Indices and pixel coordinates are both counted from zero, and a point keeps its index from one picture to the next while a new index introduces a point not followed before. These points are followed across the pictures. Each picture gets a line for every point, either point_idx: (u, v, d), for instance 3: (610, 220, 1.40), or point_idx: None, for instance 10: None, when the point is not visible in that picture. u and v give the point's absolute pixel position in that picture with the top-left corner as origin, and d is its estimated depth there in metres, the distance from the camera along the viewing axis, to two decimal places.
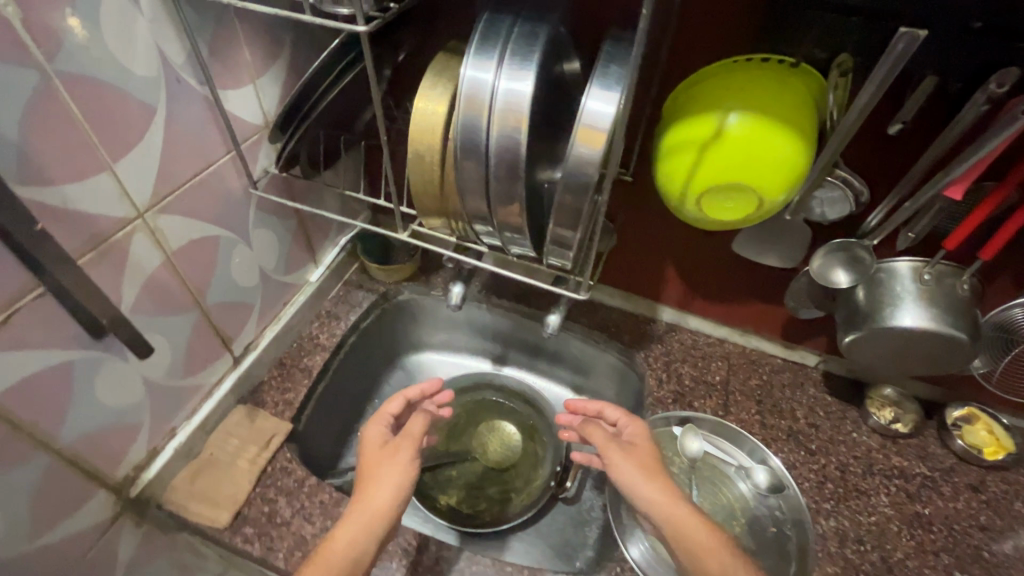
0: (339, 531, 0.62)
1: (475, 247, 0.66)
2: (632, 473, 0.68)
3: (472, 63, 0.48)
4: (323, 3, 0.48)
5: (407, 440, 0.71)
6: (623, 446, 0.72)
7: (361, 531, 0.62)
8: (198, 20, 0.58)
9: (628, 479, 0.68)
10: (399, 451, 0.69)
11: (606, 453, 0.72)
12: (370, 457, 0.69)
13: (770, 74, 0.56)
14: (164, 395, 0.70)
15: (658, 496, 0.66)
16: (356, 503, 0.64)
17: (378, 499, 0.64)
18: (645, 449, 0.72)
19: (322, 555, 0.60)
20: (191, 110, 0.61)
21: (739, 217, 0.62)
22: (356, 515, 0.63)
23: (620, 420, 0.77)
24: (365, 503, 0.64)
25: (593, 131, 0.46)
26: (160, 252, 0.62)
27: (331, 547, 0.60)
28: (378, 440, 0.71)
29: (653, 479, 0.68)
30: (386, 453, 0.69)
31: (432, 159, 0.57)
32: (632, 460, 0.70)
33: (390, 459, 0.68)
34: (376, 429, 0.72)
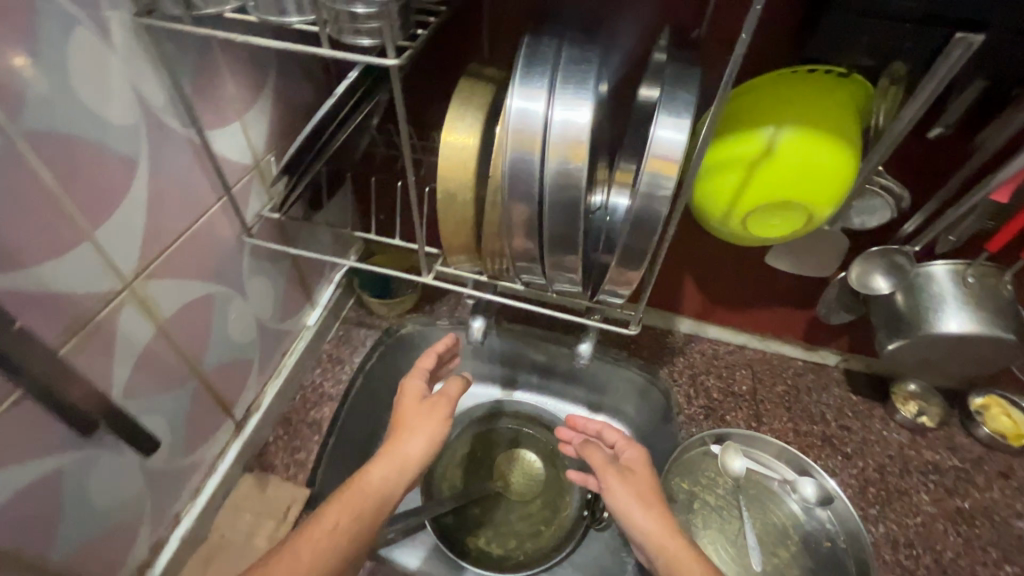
0: (372, 466, 0.55)
1: (508, 285, 0.60)
2: (629, 499, 0.58)
3: (518, 92, 0.43)
4: (343, 35, 0.42)
5: (448, 396, 0.62)
6: (620, 470, 0.62)
7: (395, 472, 0.56)
8: (180, 55, 0.50)
9: (621, 506, 0.58)
10: (439, 406, 0.61)
11: (601, 475, 0.62)
12: (407, 409, 0.61)
13: (819, 85, 0.53)
14: (163, 482, 0.63)
15: (651, 527, 0.57)
16: (391, 443, 0.57)
17: (413, 444, 0.57)
18: (645, 476, 0.61)
19: (355, 488, 0.53)
20: (176, 159, 0.53)
21: (783, 233, 0.59)
22: (390, 454, 0.56)
23: (619, 441, 0.67)
24: (401, 445, 0.57)
25: (665, 160, 0.41)
26: (152, 322, 0.54)
27: (364, 482, 0.54)
28: (418, 392, 0.63)
29: (648, 506, 0.58)
30: (426, 406, 0.61)
31: (465, 199, 0.51)
32: (628, 485, 0.60)
33: (428, 410, 0.60)
34: (416, 382, 0.64)
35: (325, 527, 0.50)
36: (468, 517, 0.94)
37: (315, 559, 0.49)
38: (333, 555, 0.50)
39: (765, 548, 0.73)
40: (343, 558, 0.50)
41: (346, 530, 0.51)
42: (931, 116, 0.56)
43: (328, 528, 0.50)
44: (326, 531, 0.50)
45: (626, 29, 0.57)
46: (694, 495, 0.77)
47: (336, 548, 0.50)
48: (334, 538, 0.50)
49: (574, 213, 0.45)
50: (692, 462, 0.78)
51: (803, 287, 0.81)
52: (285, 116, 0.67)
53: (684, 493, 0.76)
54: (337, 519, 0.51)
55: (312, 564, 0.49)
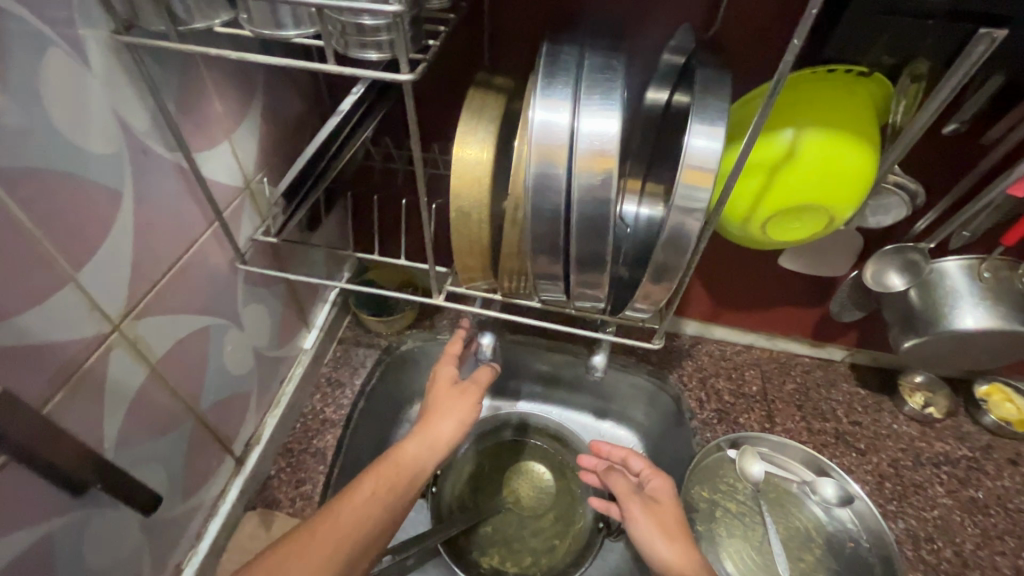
0: (406, 442, 0.59)
1: (524, 302, 0.58)
2: (652, 530, 0.59)
3: (541, 104, 0.40)
4: (349, 48, 0.38)
5: (478, 383, 0.66)
6: (645, 500, 0.62)
7: (428, 449, 0.59)
8: (163, 73, 0.46)
9: (643, 536, 0.59)
10: (469, 392, 0.64)
11: (625, 504, 0.62)
12: (439, 392, 0.64)
13: (838, 85, 0.52)
14: (162, 532, 0.58)
15: (674, 558, 0.56)
16: (423, 422, 0.61)
17: (442, 426, 0.61)
18: (670, 508, 0.62)
19: (390, 461, 0.57)
20: (163, 186, 0.49)
21: (801, 237, 0.58)
22: (422, 432, 0.60)
23: (645, 471, 0.67)
24: (434, 424, 0.60)
25: (700, 172, 0.39)
26: (144, 365, 0.50)
27: (399, 455, 0.58)
28: (449, 377, 0.66)
29: (672, 538, 0.58)
30: (459, 391, 0.64)
31: (480, 217, 0.48)
32: (653, 517, 0.60)
33: (460, 395, 0.64)
34: (448, 366, 0.66)
35: (363, 493, 0.54)
36: (479, 535, 0.90)
37: (354, 524, 0.52)
38: (370, 520, 0.53)
39: (790, 552, 0.72)
40: (379, 524, 0.53)
41: (381, 498, 0.54)
42: (946, 112, 0.56)
43: (366, 495, 0.54)
44: (364, 497, 0.54)
45: (636, 32, 0.55)
46: (715, 502, 0.75)
47: (372, 514, 0.53)
48: (371, 504, 0.54)
49: (602, 229, 0.42)
50: (711, 468, 0.77)
51: (812, 285, 0.80)
52: (273, 133, 0.63)
53: (705, 501, 0.75)
54: (374, 488, 0.55)
55: (351, 527, 0.52)
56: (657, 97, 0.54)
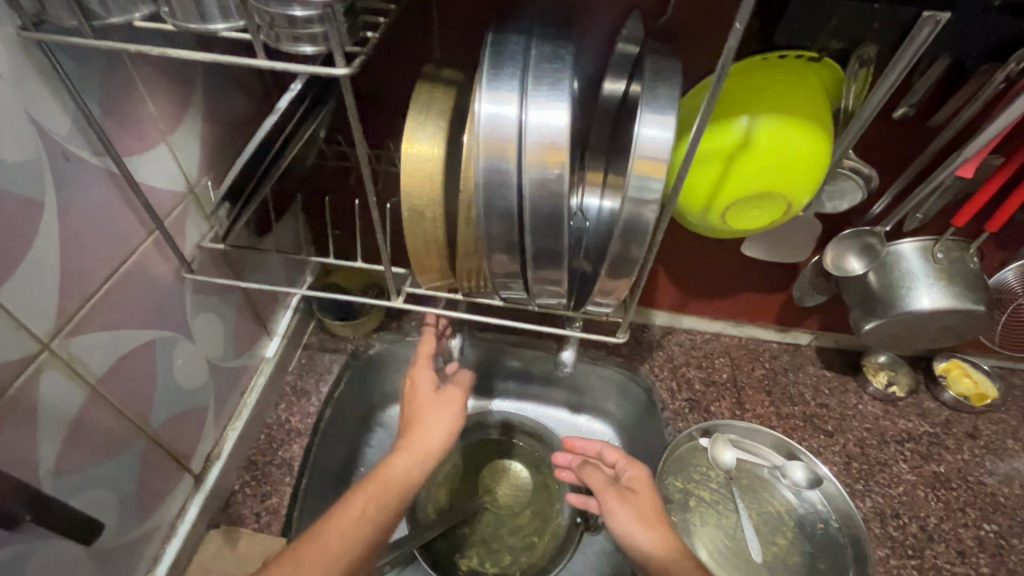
0: (395, 459, 0.57)
1: (486, 300, 0.56)
2: (631, 520, 0.58)
3: (486, 96, 0.39)
4: (280, 42, 0.36)
5: (461, 387, 0.65)
6: (621, 491, 0.62)
7: (417, 462, 0.58)
8: (82, 73, 0.43)
9: (624, 529, 0.58)
10: (453, 398, 0.63)
11: (601, 497, 0.62)
12: (421, 402, 0.63)
13: (789, 71, 0.52)
14: (113, 558, 0.55)
15: (654, 546, 0.56)
16: (411, 436, 0.60)
17: (431, 437, 0.60)
18: (647, 497, 0.61)
19: (379, 478, 0.56)
20: (92, 195, 0.46)
21: (760, 225, 0.58)
22: (411, 446, 0.59)
23: (620, 461, 0.67)
24: (423, 437, 0.59)
25: (653, 162, 0.38)
26: (81, 386, 0.47)
27: (388, 472, 0.56)
28: (431, 382, 0.64)
29: (651, 525, 0.58)
30: (442, 399, 0.63)
31: (434, 215, 0.47)
32: (630, 507, 0.60)
33: (443, 403, 0.63)
34: (426, 373, 0.65)
35: (352, 514, 0.53)
36: (457, 537, 0.89)
37: (343, 547, 0.51)
38: (360, 542, 0.52)
39: (763, 538, 0.73)
40: (368, 543, 0.53)
41: (371, 517, 0.54)
42: (896, 96, 0.56)
43: (357, 514, 0.53)
44: (354, 516, 0.53)
45: (587, 18, 0.53)
46: (689, 491, 0.76)
47: (363, 535, 0.53)
48: (362, 523, 0.53)
49: (557, 225, 0.41)
50: (684, 458, 0.78)
51: (776, 271, 0.81)
52: (217, 134, 0.60)
53: (679, 491, 0.75)
54: (363, 508, 0.54)
55: (342, 550, 0.51)
56: (614, 88, 0.53)
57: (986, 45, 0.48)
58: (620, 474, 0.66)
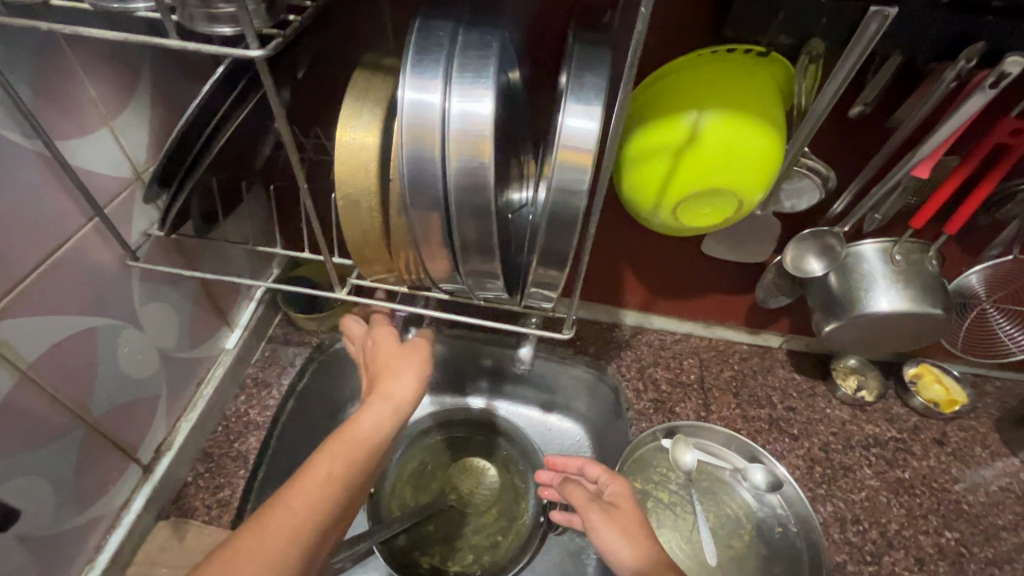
0: (363, 415, 0.56)
1: (431, 293, 0.55)
2: (617, 537, 0.57)
3: (410, 83, 0.38)
4: (195, 21, 0.36)
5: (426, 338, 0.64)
6: (604, 507, 0.61)
7: (386, 416, 0.57)
8: (11, 54, 0.43)
9: (609, 545, 0.57)
10: (418, 348, 0.63)
11: (584, 514, 0.61)
12: (385, 357, 0.62)
13: (737, 66, 0.51)
14: (49, 547, 0.55)
15: (637, 559, 0.55)
16: (377, 392, 0.58)
17: (398, 389, 0.59)
18: (629, 510, 0.61)
19: (345, 437, 0.54)
20: (23, 177, 0.45)
21: (715, 222, 0.57)
22: (378, 399, 0.57)
23: (601, 477, 0.67)
24: (389, 390, 0.58)
25: (577, 152, 0.37)
26: (9, 370, 0.47)
27: (356, 428, 0.54)
28: (392, 338, 0.64)
29: (635, 539, 0.57)
30: (406, 351, 0.62)
31: (369, 205, 0.46)
32: (615, 523, 0.59)
33: (408, 354, 0.62)
34: (388, 329, 0.64)
35: (320, 474, 0.50)
36: (420, 534, 0.88)
37: (310, 507, 0.49)
38: (329, 501, 0.50)
39: (719, 541, 0.72)
40: (339, 502, 0.50)
41: (339, 476, 0.51)
42: (851, 94, 0.55)
43: (321, 476, 0.50)
44: (321, 478, 0.50)
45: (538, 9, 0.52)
46: (647, 493, 0.75)
47: (332, 495, 0.50)
48: (330, 484, 0.50)
49: (484, 216, 0.41)
50: (643, 459, 0.77)
51: (741, 272, 0.80)
52: (166, 120, 0.59)
53: (638, 493, 0.74)
54: (330, 468, 0.51)
55: (308, 513, 0.48)
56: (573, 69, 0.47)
57: (932, 42, 0.47)
58: (601, 490, 0.66)
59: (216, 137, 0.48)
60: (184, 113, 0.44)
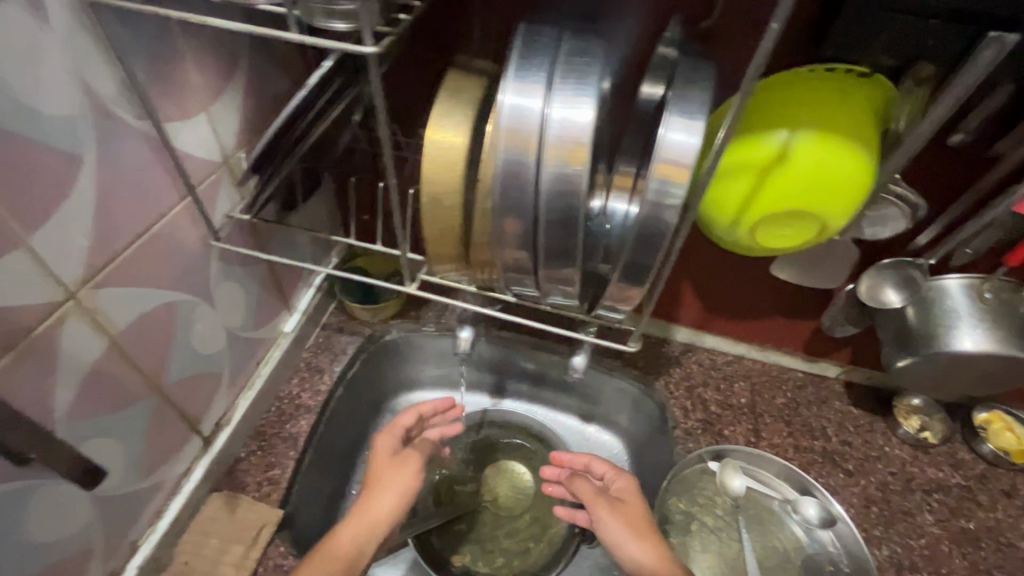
0: (341, 528, 0.57)
1: (498, 295, 0.56)
2: (621, 530, 0.58)
3: (511, 87, 0.38)
4: (313, 16, 0.37)
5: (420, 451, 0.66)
6: (611, 501, 0.62)
7: (366, 531, 0.58)
8: (133, 38, 0.45)
9: (615, 538, 0.58)
10: (410, 461, 0.64)
11: (592, 509, 0.62)
12: (379, 464, 0.64)
13: (835, 87, 0.49)
14: (118, 509, 0.57)
15: (645, 557, 0.56)
16: (360, 503, 0.60)
17: (381, 503, 0.60)
18: (637, 506, 0.61)
19: (326, 553, 0.55)
20: (132, 155, 0.47)
21: (793, 245, 0.56)
22: (360, 514, 0.59)
23: (607, 473, 0.67)
24: (371, 504, 0.60)
25: (675, 166, 0.37)
26: (101, 336, 0.49)
27: (334, 541, 0.56)
28: (389, 447, 0.66)
29: (642, 537, 0.58)
30: (397, 462, 0.64)
31: (452, 204, 0.47)
32: (622, 517, 0.60)
33: (401, 465, 0.63)
34: (389, 437, 0.67)
35: None
36: (451, 532, 0.86)
37: None
38: None
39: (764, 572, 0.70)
40: None
41: None
42: (953, 120, 0.53)
43: None
44: None
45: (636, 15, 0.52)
46: (691, 515, 0.73)
47: None
48: None
49: (570, 225, 0.40)
50: (690, 480, 0.75)
51: (805, 297, 0.78)
52: (255, 109, 0.62)
53: (681, 513, 0.73)
54: None
55: None
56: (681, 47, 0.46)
57: None
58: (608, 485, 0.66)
59: (312, 129, 0.56)
60: (291, 96, 0.54)
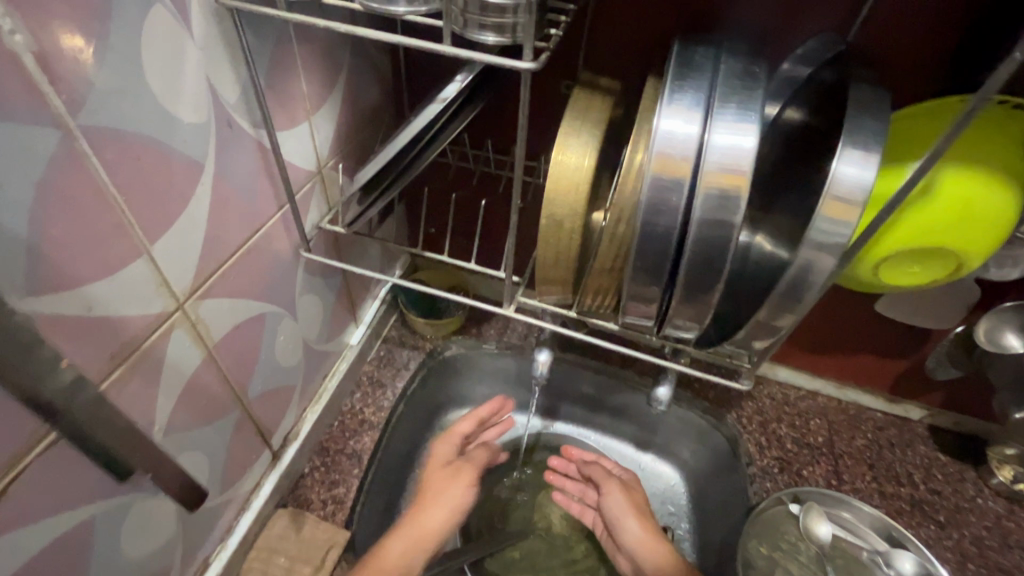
0: (393, 540, 0.59)
1: (599, 322, 0.53)
2: (624, 506, 0.70)
3: (666, 111, 0.36)
4: (467, 28, 0.35)
5: (474, 463, 0.68)
6: (621, 481, 0.74)
7: (416, 542, 0.59)
8: (257, 44, 0.44)
9: (617, 509, 0.70)
10: (464, 473, 0.66)
11: (603, 483, 0.73)
12: (433, 475, 0.65)
13: (988, 119, 0.46)
14: (196, 524, 0.56)
15: (640, 530, 0.68)
16: (414, 514, 0.61)
17: (433, 518, 0.61)
18: (639, 494, 0.73)
19: (376, 563, 0.56)
20: (244, 164, 0.46)
21: (916, 282, 0.53)
22: (412, 524, 0.60)
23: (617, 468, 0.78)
24: (425, 518, 0.61)
25: (844, 204, 0.35)
26: (201, 348, 0.47)
27: (384, 554, 0.57)
28: (444, 457, 0.68)
29: (639, 516, 0.70)
30: (451, 473, 0.65)
31: (573, 227, 0.44)
32: (624, 494, 0.72)
33: (455, 478, 0.65)
34: (445, 446, 0.69)
35: None
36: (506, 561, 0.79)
37: None
38: None
39: None
40: None
41: None
42: None
43: None
44: None
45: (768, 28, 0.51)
46: (775, 562, 0.69)
47: None
48: None
49: (718, 257, 0.38)
50: (772, 523, 0.71)
51: (901, 334, 0.73)
52: (350, 120, 0.60)
53: (764, 559, 0.69)
54: None
55: None
56: (795, 71, 0.47)
57: None
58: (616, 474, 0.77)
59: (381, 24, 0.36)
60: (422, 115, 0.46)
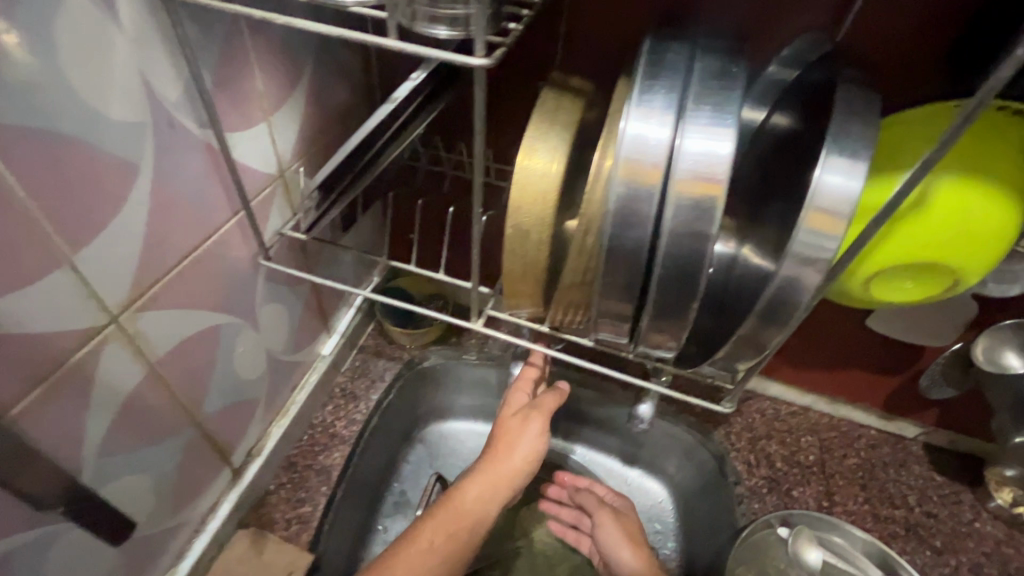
0: (467, 487, 0.57)
1: (572, 338, 0.49)
2: (619, 538, 0.67)
3: (635, 113, 0.33)
4: (415, 21, 0.32)
5: (546, 408, 0.61)
6: (612, 510, 0.70)
7: (490, 490, 0.57)
8: (202, 39, 0.41)
9: (611, 542, 0.67)
10: (538, 418, 0.60)
11: (596, 514, 0.70)
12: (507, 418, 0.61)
13: (983, 124, 0.43)
14: (143, 549, 0.53)
15: (635, 561, 0.65)
16: (487, 460, 0.58)
17: (507, 465, 0.58)
18: (632, 522, 0.70)
19: (452, 505, 0.56)
20: (191, 167, 0.43)
21: (909, 299, 0.50)
22: (484, 472, 0.58)
23: (609, 493, 0.75)
24: (501, 465, 0.58)
25: (828, 215, 0.32)
26: (141, 364, 0.44)
27: (460, 499, 0.56)
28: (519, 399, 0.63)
29: (636, 547, 0.67)
30: (528, 417, 0.60)
31: (539, 238, 0.41)
32: (619, 525, 0.69)
33: (530, 423, 0.60)
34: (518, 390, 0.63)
35: (423, 542, 0.53)
36: None
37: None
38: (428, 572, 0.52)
39: None
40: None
41: (440, 548, 0.54)
42: None
43: (424, 546, 0.53)
44: (423, 548, 0.53)
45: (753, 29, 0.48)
46: None
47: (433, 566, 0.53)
48: (428, 556, 0.53)
49: (691, 274, 0.35)
50: (761, 550, 0.68)
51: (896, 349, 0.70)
52: (316, 120, 0.57)
53: None
54: (433, 537, 0.54)
55: None
56: (782, 73, 0.44)
57: None
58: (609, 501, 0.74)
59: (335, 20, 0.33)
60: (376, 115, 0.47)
